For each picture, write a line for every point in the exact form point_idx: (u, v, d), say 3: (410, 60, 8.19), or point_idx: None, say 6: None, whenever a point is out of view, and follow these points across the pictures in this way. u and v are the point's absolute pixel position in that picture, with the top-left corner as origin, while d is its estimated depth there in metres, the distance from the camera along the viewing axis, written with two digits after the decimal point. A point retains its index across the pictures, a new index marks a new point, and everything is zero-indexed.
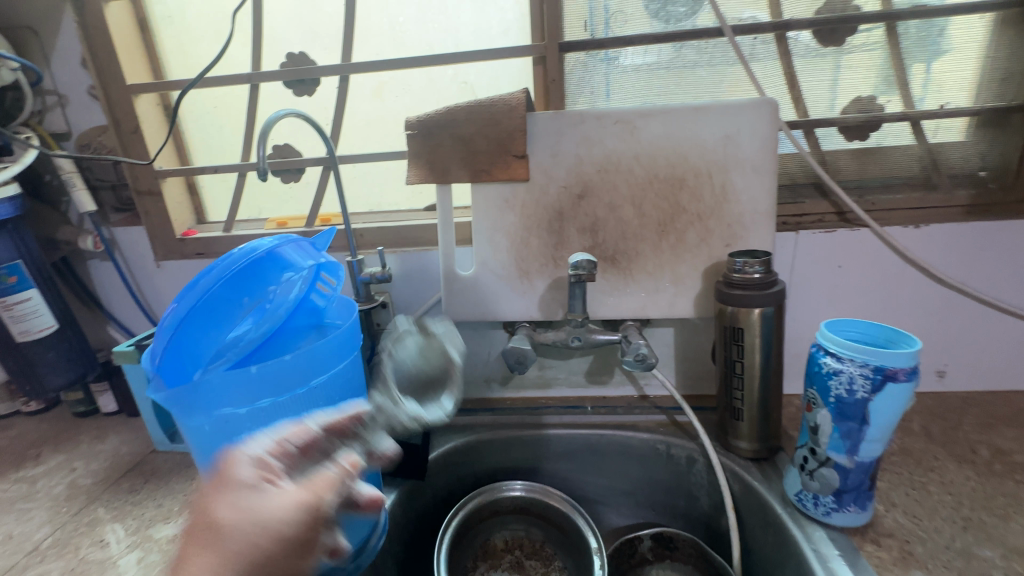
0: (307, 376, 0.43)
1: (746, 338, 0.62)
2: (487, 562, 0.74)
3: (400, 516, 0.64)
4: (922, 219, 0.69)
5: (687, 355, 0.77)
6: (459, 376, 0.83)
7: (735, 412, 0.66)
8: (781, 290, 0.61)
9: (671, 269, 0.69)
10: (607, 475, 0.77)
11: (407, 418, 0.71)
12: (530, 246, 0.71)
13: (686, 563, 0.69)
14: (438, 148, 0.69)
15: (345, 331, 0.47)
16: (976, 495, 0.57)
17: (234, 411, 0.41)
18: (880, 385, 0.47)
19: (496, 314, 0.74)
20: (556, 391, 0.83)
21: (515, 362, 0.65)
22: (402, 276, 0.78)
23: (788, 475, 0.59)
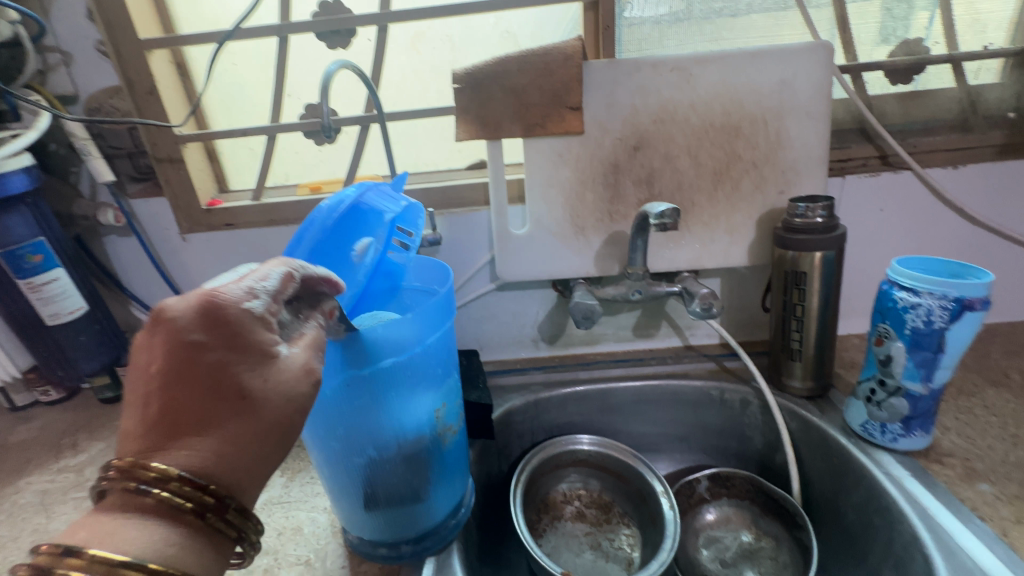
0: (422, 335, 0.42)
1: (807, 281, 0.64)
2: (550, 514, 0.77)
3: (477, 475, 0.65)
4: (959, 160, 0.71)
5: (734, 303, 0.79)
6: (507, 337, 0.83)
7: (792, 355, 0.69)
8: (842, 234, 0.62)
9: (726, 218, 0.70)
10: (661, 424, 0.79)
11: (470, 380, 0.70)
12: (585, 201, 0.70)
13: (743, 498, 0.73)
14: (489, 101, 0.67)
15: (448, 289, 0.46)
16: (1017, 414, 0.62)
17: (355, 374, 0.40)
18: (957, 315, 0.50)
19: (550, 272, 0.73)
20: (604, 346, 0.84)
21: (582, 317, 0.65)
22: (449, 238, 0.76)
23: (850, 408, 0.62)
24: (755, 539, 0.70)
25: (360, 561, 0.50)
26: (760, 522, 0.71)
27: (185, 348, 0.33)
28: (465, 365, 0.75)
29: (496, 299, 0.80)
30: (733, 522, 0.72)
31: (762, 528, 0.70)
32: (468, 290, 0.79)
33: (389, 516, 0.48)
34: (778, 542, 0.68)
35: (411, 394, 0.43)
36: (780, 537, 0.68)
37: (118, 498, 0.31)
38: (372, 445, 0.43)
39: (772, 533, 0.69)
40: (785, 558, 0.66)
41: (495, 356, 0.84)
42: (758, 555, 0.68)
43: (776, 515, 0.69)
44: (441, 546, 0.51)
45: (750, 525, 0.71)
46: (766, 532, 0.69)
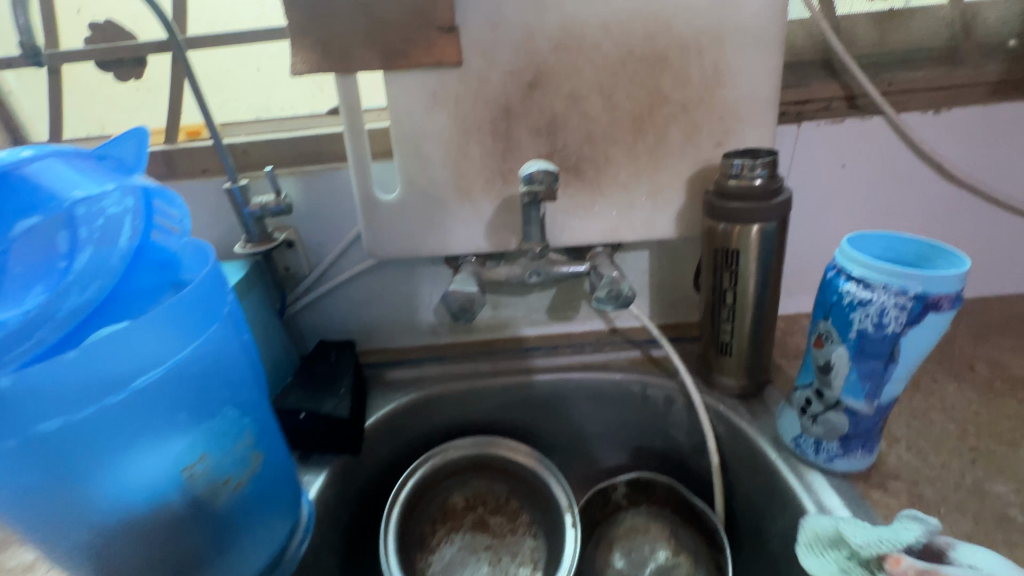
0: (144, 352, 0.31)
1: (741, 261, 0.50)
2: (446, 525, 0.66)
3: (333, 500, 0.53)
4: (942, 102, 0.57)
5: (664, 281, 0.66)
6: (397, 323, 0.69)
7: (722, 348, 0.57)
8: (786, 200, 0.48)
9: (650, 178, 0.55)
10: (576, 422, 0.68)
11: (331, 383, 0.57)
12: (469, 157, 0.54)
13: (663, 507, 0.63)
14: (330, 20, 0.49)
15: (201, 280, 0.34)
16: (980, 420, 0.52)
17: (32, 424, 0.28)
18: (918, 316, 0.37)
19: (433, 248, 0.59)
20: (514, 332, 0.71)
21: (460, 310, 0.51)
22: (306, 204, 0.59)
23: (783, 416, 0.51)
24: (673, 554, 0.60)
25: None
26: (680, 535, 0.61)
27: None
28: (332, 363, 0.61)
29: (378, 278, 0.65)
30: (651, 533, 0.62)
31: (682, 542, 0.60)
32: (341, 269, 0.64)
33: None
34: (696, 559, 0.59)
35: (148, 437, 0.31)
36: (700, 555, 0.58)
37: None
38: (83, 526, 0.31)
39: (691, 549, 0.59)
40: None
41: (386, 344, 0.71)
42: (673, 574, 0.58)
43: (697, 529, 0.60)
44: None
45: (669, 538, 0.61)
46: (684, 546, 0.60)
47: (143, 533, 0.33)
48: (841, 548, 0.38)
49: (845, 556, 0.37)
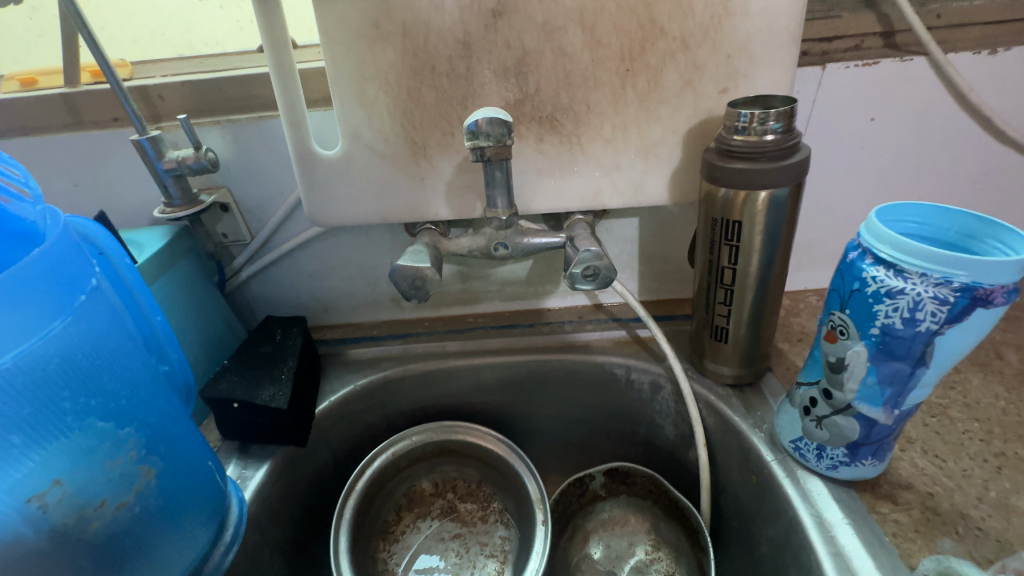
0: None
1: (743, 234, 0.42)
2: (414, 512, 0.61)
3: (275, 497, 0.48)
4: (999, 40, 0.47)
5: (655, 253, 0.58)
6: (355, 296, 0.62)
7: (716, 332, 0.49)
8: (803, 160, 0.39)
9: (640, 132, 0.46)
10: (553, 406, 0.62)
11: (271, 368, 0.50)
12: (423, 104, 0.45)
13: (644, 498, 0.58)
14: None
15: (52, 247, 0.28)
16: (1008, 419, 0.45)
17: None
18: (961, 312, 0.30)
19: (385, 214, 0.50)
20: (487, 307, 0.64)
21: (411, 289, 0.44)
22: (238, 161, 0.51)
23: (782, 414, 0.45)
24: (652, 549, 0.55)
25: None
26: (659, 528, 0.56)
27: None
28: (275, 343, 0.54)
29: (330, 247, 0.58)
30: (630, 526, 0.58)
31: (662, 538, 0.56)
32: (288, 237, 0.56)
33: None
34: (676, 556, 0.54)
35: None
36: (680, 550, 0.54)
37: None
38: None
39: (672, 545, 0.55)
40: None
41: (345, 319, 0.64)
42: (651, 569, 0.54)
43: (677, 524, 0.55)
44: None
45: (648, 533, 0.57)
46: (663, 540, 0.55)
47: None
48: None
49: None
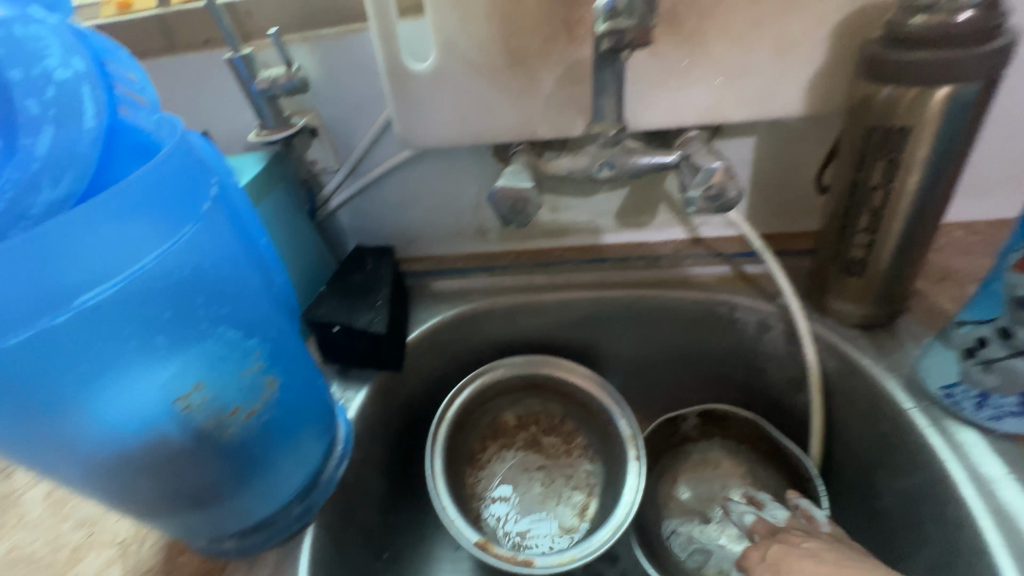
0: (112, 247, 0.24)
1: (908, 145, 0.35)
2: (498, 442, 0.62)
3: (375, 419, 0.50)
4: None
5: (772, 178, 0.51)
6: (440, 227, 0.61)
7: (849, 265, 0.43)
8: (1007, 46, 0.31)
9: (779, 26, 0.39)
10: (644, 345, 0.59)
11: (367, 294, 0.51)
12: (525, 4, 0.40)
13: (739, 443, 0.56)
14: None
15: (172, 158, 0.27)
16: None
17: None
18: None
19: (478, 135, 0.47)
20: (575, 240, 0.61)
21: (511, 212, 0.41)
22: (328, 82, 0.49)
23: (928, 357, 0.39)
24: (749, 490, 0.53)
25: (181, 550, 0.38)
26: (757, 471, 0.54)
27: None
28: (367, 272, 0.54)
29: (417, 175, 0.56)
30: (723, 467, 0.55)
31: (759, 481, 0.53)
32: (375, 163, 0.55)
33: (187, 518, 0.33)
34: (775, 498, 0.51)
35: (137, 353, 0.26)
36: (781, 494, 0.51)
37: None
38: (71, 458, 0.27)
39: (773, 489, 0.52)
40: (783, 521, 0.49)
41: (429, 252, 0.63)
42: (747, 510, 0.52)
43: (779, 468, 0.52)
44: (287, 536, 0.38)
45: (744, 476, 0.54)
46: (761, 483, 0.53)
47: (141, 471, 0.29)
48: None
49: None
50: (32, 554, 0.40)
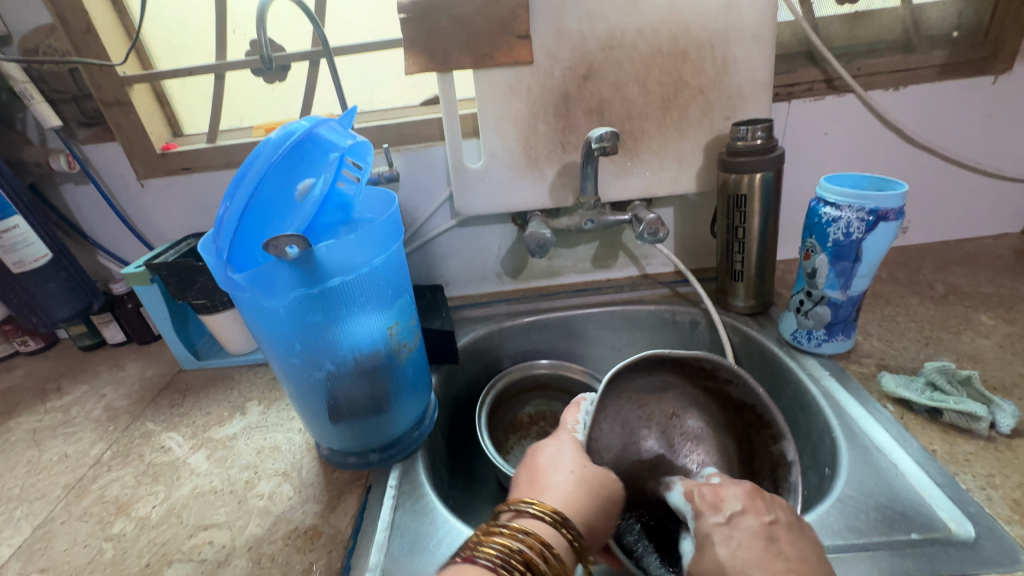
0: (370, 256, 0.45)
1: (748, 203, 0.67)
2: (517, 434, 0.79)
3: (442, 396, 0.71)
4: (901, 81, 0.73)
5: (685, 231, 0.82)
6: (471, 273, 0.86)
7: (734, 275, 0.73)
8: (780, 155, 0.65)
9: (675, 146, 0.72)
10: (618, 347, 0.85)
11: (433, 312, 0.74)
12: (537, 133, 0.71)
13: (659, 366, 0.50)
14: (436, 31, 0.65)
15: (395, 212, 0.48)
16: (934, 319, 0.68)
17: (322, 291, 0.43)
18: (873, 225, 0.54)
19: (507, 207, 0.76)
20: (565, 279, 0.88)
21: (536, 246, 0.69)
22: (408, 177, 0.77)
23: (783, 320, 0.68)
24: (690, 423, 0.50)
25: (330, 470, 0.56)
26: (674, 396, 0.51)
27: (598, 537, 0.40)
28: (428, 299, 0.78)
29: (457, 235, 0.82)
30: (648, 409, 0.50)
31: (691, 416, 0.50)
32: (431, 227, 0.81)
33: (355, 426, 0.53)
34: (717, 420, 0.50)
35: (370, 308, 0.47)
36: (731, 428, 0.50)
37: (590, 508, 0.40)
38: (321, 369, 0.48)
39: (707, 414, 0.51)
40: (730, 457, 0.49)
41: (462, 291, 0.88)
42: (694, 443, 0.49)
43: (698, 381, 0.51)
44: (407, 455, 0.56)
45: (672, 411, 0.50)
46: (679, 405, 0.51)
47: (351, 380, 0.49)
48: (925, 383, 0.56)
49: (925, 384, 0.56)
50: (213, 488, 0.56)
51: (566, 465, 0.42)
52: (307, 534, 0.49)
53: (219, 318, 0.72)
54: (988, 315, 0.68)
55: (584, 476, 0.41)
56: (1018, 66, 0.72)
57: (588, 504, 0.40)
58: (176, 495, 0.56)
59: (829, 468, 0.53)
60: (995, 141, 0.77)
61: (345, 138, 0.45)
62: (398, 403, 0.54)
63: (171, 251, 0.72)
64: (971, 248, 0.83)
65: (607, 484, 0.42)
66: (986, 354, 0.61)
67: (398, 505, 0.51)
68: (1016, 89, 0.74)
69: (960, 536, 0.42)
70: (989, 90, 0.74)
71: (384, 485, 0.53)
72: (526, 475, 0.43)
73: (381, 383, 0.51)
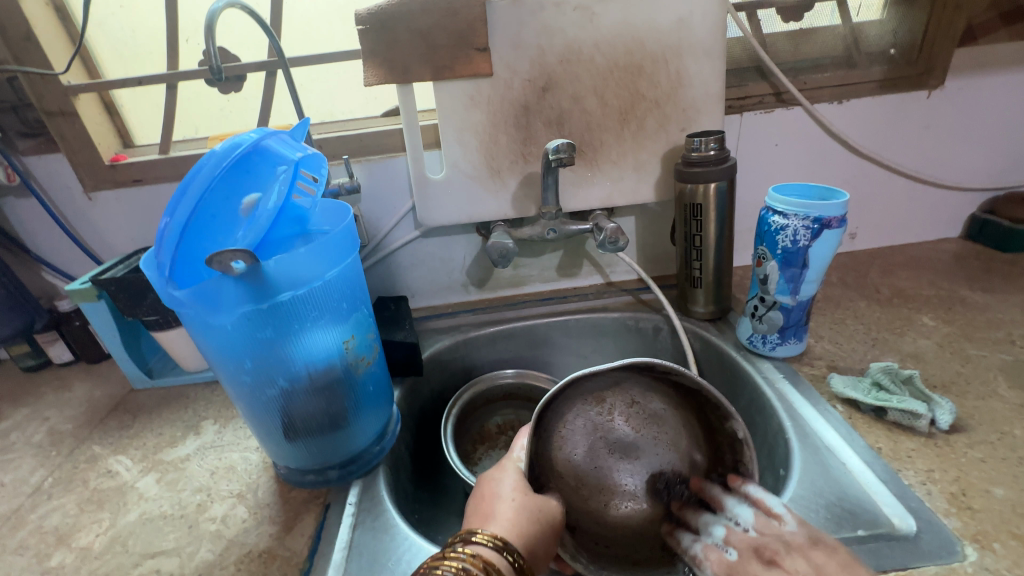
0: (322, 269, 0.44)
1: (704, 212, 0.69)
2: (485, 444, 0.79)
3: (406, 409, 0.70)
4: (843, 95, 0.77)
5: (647, 239, 0.84)
6: (436, 283, 0.85)
7: (694, 281, 0.75)
8: (732, 165, 0.67)
9: (634, 157, 0.74)
10: (584, 354, 0.85)
11: (396, 323, 0.73)
12: (499, 144, 0.72)
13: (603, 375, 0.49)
14: (394, 42, 0.64)
15: (349, 225, 0.47)
16: (881, 321, 0.71)
17: (271, 306, 0.42)
18: (818, 233, 0.56)
19: (470, 217, 0.76)
20: (531, 288, 0.88)
21: (499, 256, 0.69)
22: (370, 187, 0.77)
23: (740, 325, 0.70)
24: (650, 407, 0.50)
25: (287, 490, 0.55)
26: (627, 386, 0.50)
27: (540, 557, 0.40)
28: (392, 310, 0.77)
29: (422, 246, 0.82)
30: (607, 403, 0.51)
31: (651, 401, 0.50)
32: (394, 238, 0.81)
33: (312, 443, 0.52)
34: (676, 403, 0.49)
35: (323, 323, 0.46)
36: (692, 413, 0.48)
37: (527, 524, 0.40)
38: (273, 386, 0.46)
39: (661, 396, 0.49)
40: (695, 434, 0.49)
41: (428, 302, 0.87)
42: (656, 426, 0.50)
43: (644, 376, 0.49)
44: (367, 471, 0.55)
45: (632, 399, 0.50)
46: (634, 397, 0.50)
47: (305, 396, 0.48)
48: (871, 384, 0.58)
49: (871, 385, 0.58)
50: (162, 513, 0.53)
51: (507, 494, 0.43)
52: (261, 557, 0.47)
53: (171, 334, 0.70)
54: (930, 316, 0.71)
55: (523, 502, 0.42)
56: (949, 81, 0.77)
57: (525, 524, 0.40)
58: (122, 522, 0.53)
59: (784, 468, 0.54)
60: (932, 151, 0.82)
61: (295, 151, 0.45)
62: (356, 419, 0.53)
63: (120, 265, 0.69)
64: (915, 253, 0.87)
65: (546, 507, 0.43)
66: (927, 354, 0.64)
67: (357, 523, 0.50)
68: (948, 103, 0.78)
69: (903, 531, 0.43)
70: (924, 104, 0.78)
71: (344, 503, 0.52)
72: (472, 508, 0.43)
73: (338, 399, 0.50)
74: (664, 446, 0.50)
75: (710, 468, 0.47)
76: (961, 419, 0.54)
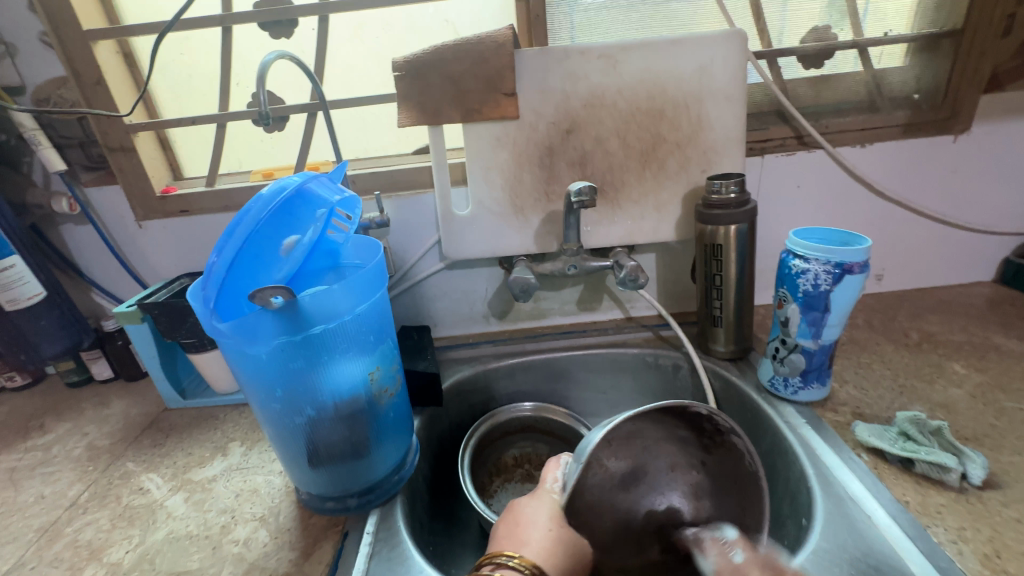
0: (353, 304, 0.47)
1: (724, 253, 0.69)
2: (501, 477, 0.79)
3: (425, 438, 0.71)
4: (866, 139, 0.78)
5: (668, 276, 0.85)
6: (459, 314, 0.88)
7: (714, 320, 0.75)
8: (753, 208, 0.68)
9: (654, 197, 0.76)
10: (603, 388, 0.85)
11: (418, 353, 0.75)
12: (523, 182, 0.75)
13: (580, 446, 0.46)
14: (427, 89, 0.68)
15: (379, 262, 0.50)
16: (909, 367, 0.70)
17: (304, 338, 0.45)
18: (839, 278, 0.56)
19: (494, 252, 0.78)
20: (550, 321, 0.90)
21: (520, 291, 0.71)
22: (398, 221, 0.80)
23: (761, 366, 0.69)
24: (622, 433, 0.48)
25: (307, 515, 0.56)
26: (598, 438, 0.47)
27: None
28: (415, 340, 0.80)
29: (445, 278, 0.85)
30: (596, 462, 0.48)
31: (621, 427, 0.48)
32: (420, 268, 0.84)
33: (334, 470, 0.53)
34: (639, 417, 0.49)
35: (351, 355, 0.48)
36: (657, 414, 0.49)
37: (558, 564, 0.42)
38: (301, 413, 0.48)
39: (628, 421, 0.48)
40: (672, 425, 0.50)
41: (451, 332, 0.89)
42: (638, 439, 0.49)
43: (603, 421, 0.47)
44: (385, 500, 0.56)
45: (607, 441, 0.48)
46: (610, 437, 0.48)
47: (329, 423, 0.50)
48: (898, 433, 0.57)
49: (898, 433, 0.57)
50: (188, 533, 0.55)
51: (542, 522, 0.44)
52: None
53: (206, 357, 0.73)
54: (961, 364, 0.69)
55: (559, 535, 0.44)
56: (976, 127, 0.77)
57: (555, 555, 0.42)
58: (151, 539, 0.55)
59: (806, 518, 0.53)
60: (959, 195, 0.81)
61: (333, 193, 0.48)
62: (377, 448, 0.55)
63: (163, 290, 0.74)
64: (945, 296, 0.85)
65: (577, 543, 0.44)
66: (959, 405, 0.62)
67: (374, 553, 0.50)
68: (975, 147, 0.78)
69: None
70: (949, 148, 0.78)
71: (361, 532, 0.53)
72: (506, 529, 0.46)
73: (359, 427, 0.52)
74: (654, 452, 0.50)
75: (695, 444, 0.51)
76: (994, 475, 0.52)
